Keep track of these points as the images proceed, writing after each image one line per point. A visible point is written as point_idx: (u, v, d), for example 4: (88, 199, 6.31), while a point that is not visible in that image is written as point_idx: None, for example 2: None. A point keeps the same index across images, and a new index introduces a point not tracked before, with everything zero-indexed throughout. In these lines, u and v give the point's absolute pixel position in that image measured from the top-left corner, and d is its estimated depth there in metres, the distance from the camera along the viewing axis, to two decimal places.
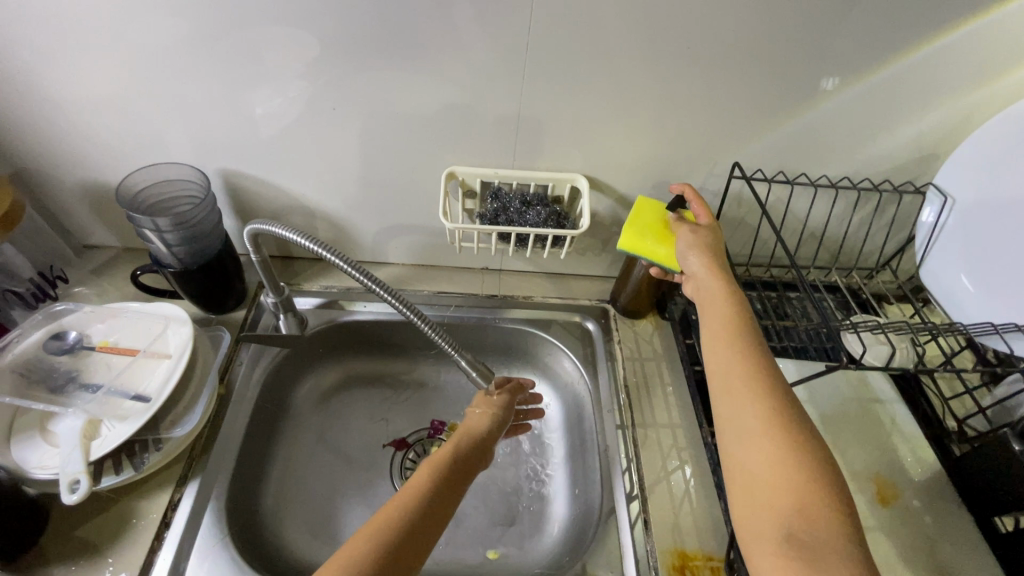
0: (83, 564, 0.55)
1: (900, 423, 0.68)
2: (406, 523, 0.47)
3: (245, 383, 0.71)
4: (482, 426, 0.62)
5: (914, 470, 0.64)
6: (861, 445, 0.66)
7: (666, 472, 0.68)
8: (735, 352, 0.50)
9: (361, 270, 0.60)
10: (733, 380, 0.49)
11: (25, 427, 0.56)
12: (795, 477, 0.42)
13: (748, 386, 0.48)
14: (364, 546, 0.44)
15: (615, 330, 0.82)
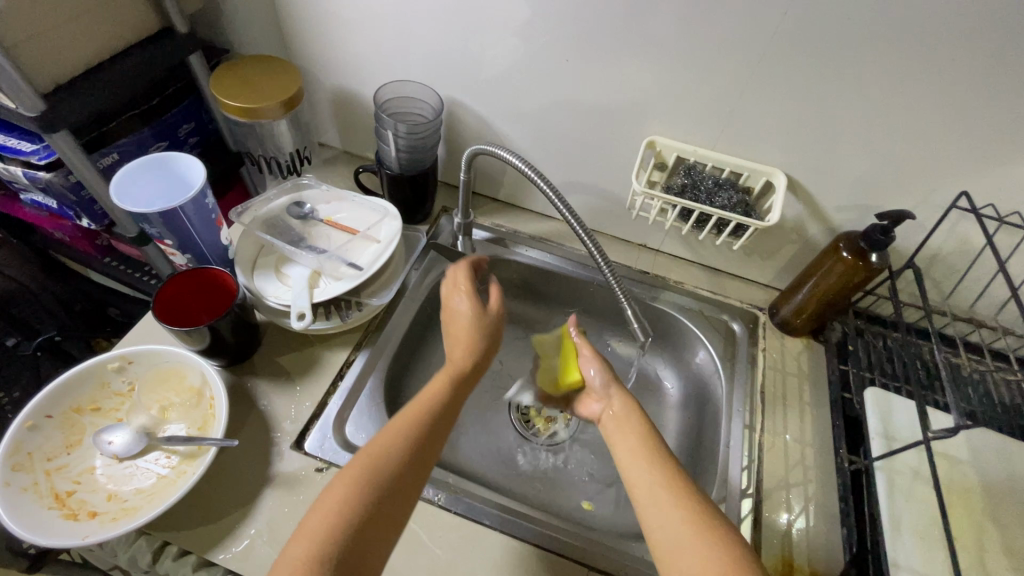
0: (281, 384, 0.67)
1: None
2: (413, 431, 0.54)
3: (417, 286, 0.80)
4: (477, 336, 0.66)
5: None
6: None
7: (786, 485, 0.66)
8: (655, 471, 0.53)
9: (560, 201, 0.68)
10: (647, 470, 0.54)
11: (265, 265, 0.69)
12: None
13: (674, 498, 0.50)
14: (384, 445, 0.52)
15: (761, 337, 0.81)
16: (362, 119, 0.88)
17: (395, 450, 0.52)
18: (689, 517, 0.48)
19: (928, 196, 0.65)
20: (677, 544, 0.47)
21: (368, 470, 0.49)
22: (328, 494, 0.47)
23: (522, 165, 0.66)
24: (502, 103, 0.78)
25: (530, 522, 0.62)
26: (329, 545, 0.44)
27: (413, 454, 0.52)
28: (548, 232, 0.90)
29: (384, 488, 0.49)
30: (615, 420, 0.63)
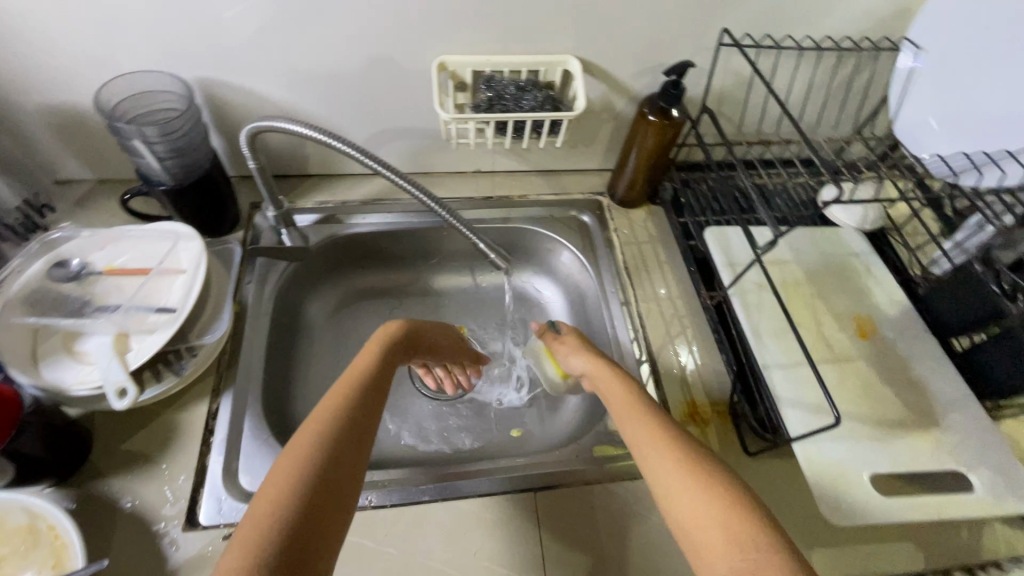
0: (138, 472, 0.57)
1: (873, 271, 0.75)
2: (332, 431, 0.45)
3: (258, 301, 0.71)
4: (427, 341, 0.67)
5: (886, 307, 0.71)
6: (841, 294, 0.72)
7: (670, 338, 0.73)
8: (637, 409, 0.53)
9: (366, 155, 0.63)
10: (624, 407, 0.54)
11: (50, 350, 0.55)
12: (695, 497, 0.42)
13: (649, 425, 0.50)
14: (312, 438, 0.43)
15: (610, 220, 0.85)
16: (98, 135, 0.71)
17: (316, 453, 0.42)
18: (675, 460, 0.45)
19: (698, 41, 0.70)
20: (671, 485, 0.44)
21: (296, 463, 0.41)
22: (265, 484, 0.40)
23: (306, 130, 0.59)
24: (266, 71, 0.67)
25: (471, 478, 0.62)
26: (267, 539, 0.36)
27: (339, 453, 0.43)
28: (378, 190, 0.83)
29: (318, 481, 0.41)
30: (604, 387, 0.60)
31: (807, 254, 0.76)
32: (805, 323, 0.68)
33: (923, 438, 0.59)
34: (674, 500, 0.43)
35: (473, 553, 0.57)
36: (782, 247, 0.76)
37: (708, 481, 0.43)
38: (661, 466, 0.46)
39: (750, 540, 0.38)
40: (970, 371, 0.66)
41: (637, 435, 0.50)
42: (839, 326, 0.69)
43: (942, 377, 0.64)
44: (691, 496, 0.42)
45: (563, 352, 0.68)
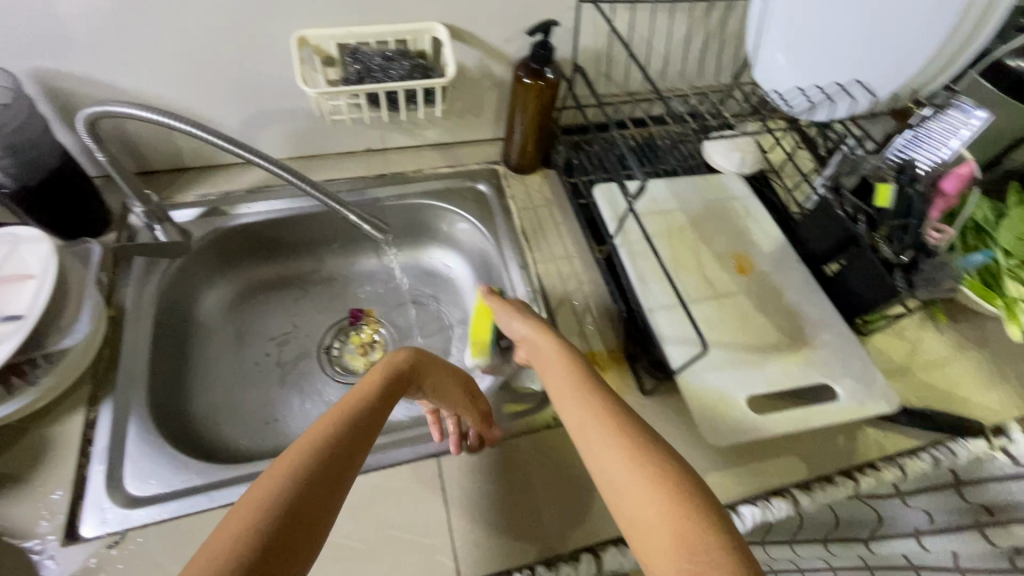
0: (8, 493, 0.53)
1: (752, 212, 0.79)
2: (294, 479, 0.40)
3: (138, 303, 0.67)
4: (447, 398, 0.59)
5: (763, 244, 0.75)
6: (721, 234, 0.76)
7: (568, 295, 0.75)
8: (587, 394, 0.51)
9: (224, 137, 0.61)
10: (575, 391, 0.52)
11: None
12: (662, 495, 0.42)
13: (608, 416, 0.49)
14: (278, 482, 0.39)
15: (506, 187, 0.86)
16: None
17: (277, 514, 0.37)
18: (635, 456, 0.44)
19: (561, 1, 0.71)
20: (626, 482, 0.44)
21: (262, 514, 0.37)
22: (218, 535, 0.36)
23: (147, 114, 0.56)
24: (111, 58, 0.63)
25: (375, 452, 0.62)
26: None
27: (298, 507, 0.38)
28: (263, 177, 0.80)
29: (280, 531, 0.37)
30: (541, 363, 0.59)
31: (688, 198, 0.80)
32: (685, 265, 0.72)
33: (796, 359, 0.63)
34: (630, 500, 0.42)
35: (380, 524, 0.57)
36: (665, 195, 0.80)
37: (676, 480, 0.42)
38: (613, 460, 0.45)
39: (711, 545, 0.38)
40: (839, 294, 0.72)
41: (587, 418, 0.49)
42: (718, 263, 0.73)
43: (813, 302, 0.69)
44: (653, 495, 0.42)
45: (502, 318, 0.65)
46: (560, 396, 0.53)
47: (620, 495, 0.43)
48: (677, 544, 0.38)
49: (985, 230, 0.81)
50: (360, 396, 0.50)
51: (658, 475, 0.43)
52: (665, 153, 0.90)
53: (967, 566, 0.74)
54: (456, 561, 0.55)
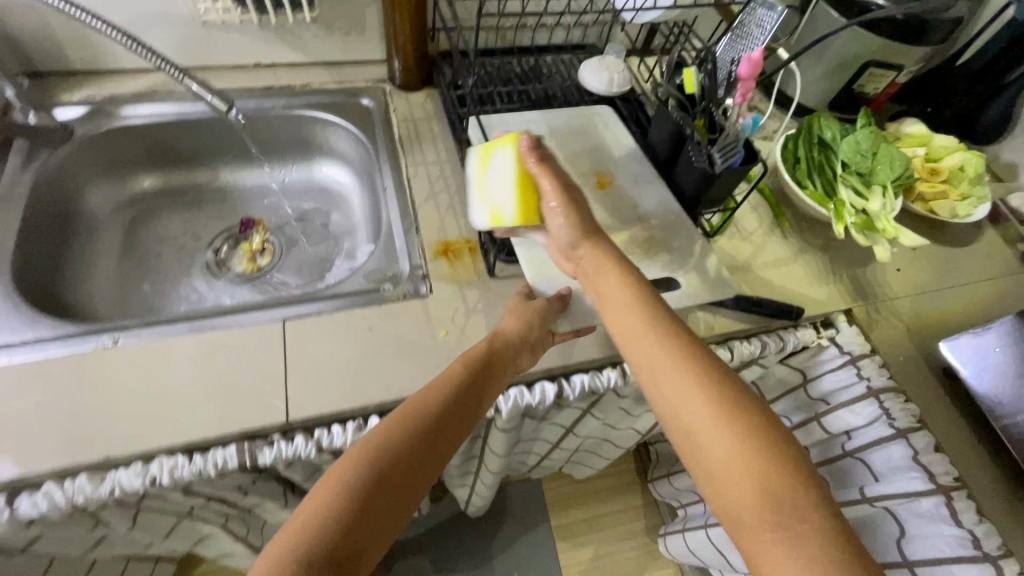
0: None
1: (613, 129, 0.85)
2: (369, 467, 0.47)
3: (12, 185, 0.71)
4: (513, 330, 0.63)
5: (615, 149, 0.82)
6: (589, 153, 0.82)
7: (434, 194, 0.81)
8: (658, 340, 0.53)
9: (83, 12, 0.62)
10: (644, 334, 0.54)
11: None
12: (747, 465, 0.45)
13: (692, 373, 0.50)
14: (348, 476, 0.46)
15: (391, 102, 0.91)
16: None
17: (341, 511, 0.44)
18: (725, 408, 0.48)
19: None
20: (705, 431, 0.47)
21: (340, 500, 0.44)
22: (304, 507, 0.44)
23: None
24: None
25: (228, 316, 0.67)
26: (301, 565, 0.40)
27: (377, 493, 0.45)
28: (152, 83, 0.84)
29: (356, 519, 0.44)
30: (601, 288, 0.60)
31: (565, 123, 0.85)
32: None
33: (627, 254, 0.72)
34: (708, 447, 0.47)
35: (221, 372, 0.62)
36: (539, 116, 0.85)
37: (760, 448, 0.46)
38: (697, 414, 0.48)
39: (796, 510, 0.42)
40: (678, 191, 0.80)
41: (660, 362, 0.52)
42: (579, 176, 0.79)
43: None
44: (734, 458, 0.45)
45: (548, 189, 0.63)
46: (628, 330, 0.56)
47: (702, 436, 0.48)
48: (763, 500, 0.43)
49: (828, 143, 0.88)
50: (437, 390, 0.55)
51: (751, 431, 0.47)
52: (546, 76, 0.95)
53: (853, 449, 0.81)
54: (286, 401, 0.61)
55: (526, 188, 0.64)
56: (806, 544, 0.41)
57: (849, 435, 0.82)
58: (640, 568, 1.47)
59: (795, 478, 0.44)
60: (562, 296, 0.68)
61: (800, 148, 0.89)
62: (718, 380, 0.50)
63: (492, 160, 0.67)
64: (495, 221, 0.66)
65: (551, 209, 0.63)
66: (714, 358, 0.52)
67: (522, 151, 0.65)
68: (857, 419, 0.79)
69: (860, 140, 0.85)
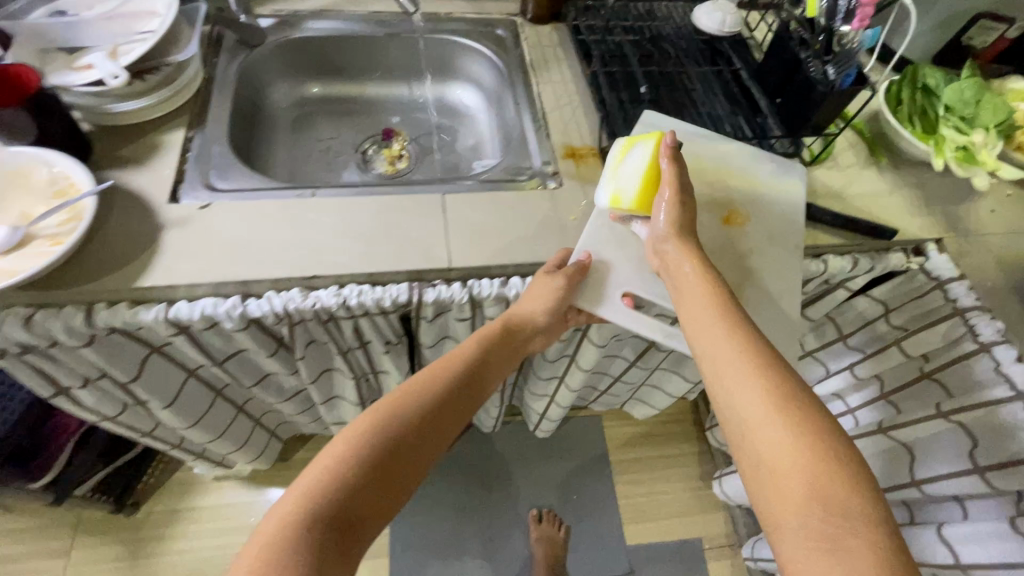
0: (130, 168, 0.73)
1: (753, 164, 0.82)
2: (365, 445, 0.54)
3: (224, 74, 0.86)
4: (530, 313, 0.71)
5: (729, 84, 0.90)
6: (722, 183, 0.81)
7: (561, 108, 0.91)
8: (728, 337, 0.56)
9: None
10: (718, 331, 0.57)
11: (56, 66, 0.70)
12: (799, 461, 0.47)
13: (754, 370, 0.53)
14: (366, 439, 0.55)
15: (522, 32, 1.02)
16: None
17: (355, 463, 0.52)
18: (777, 406, 0.50)
19: None
20: (760, 423, 0.50)
21: (354, 451, 0.53)
22: (328, 451, 0.53)
23: None
24: None
25: (394, 188, 0.80)
26: (316, 505, 0.48)
27: (391, 457, 0.54)
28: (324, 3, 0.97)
29: (364, 476, 0.52)
30: (681, 287, 0.63)
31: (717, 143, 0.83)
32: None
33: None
34: (761, 441, 0.49)
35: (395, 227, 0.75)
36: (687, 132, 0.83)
37: (816, 449, 0.47)
38: (752, 411, 0.51)
39: (841, 512, 0.44)
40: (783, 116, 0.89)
41: (726, 356, 0.55)
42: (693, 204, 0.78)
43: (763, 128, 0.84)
44: (786, 455, 0.47)
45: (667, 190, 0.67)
46: (700, 329, 0.58)
47: (753, 434, 0.50)
48: (812, 495, 0.45)
49: (932, 90, 0.93)
50: (451, 368, 0.66)
51: (807, 433, 0.48)
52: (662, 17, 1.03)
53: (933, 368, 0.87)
54: (448, 254, 0.73)
55: (648, 182, 0.69)
56: (843, 552, 0.42)
57: (931, 356, 0.88)
58: (695, 507, 1.54)
59: (851, 478, 0.46)
60: (584, 265, 0.71)
61: (904, 91, 0.94)
62: (779, 382, 0.51)
63: (629, 154, 0.72)
64: (615, 202, 0.70)
65: (664, 203, 0.68)
66: (784, 363, 0.53)
67: (660, 150, 0.69)
68: (940, 339, 0.85)
69: (964, 90, 0.88)
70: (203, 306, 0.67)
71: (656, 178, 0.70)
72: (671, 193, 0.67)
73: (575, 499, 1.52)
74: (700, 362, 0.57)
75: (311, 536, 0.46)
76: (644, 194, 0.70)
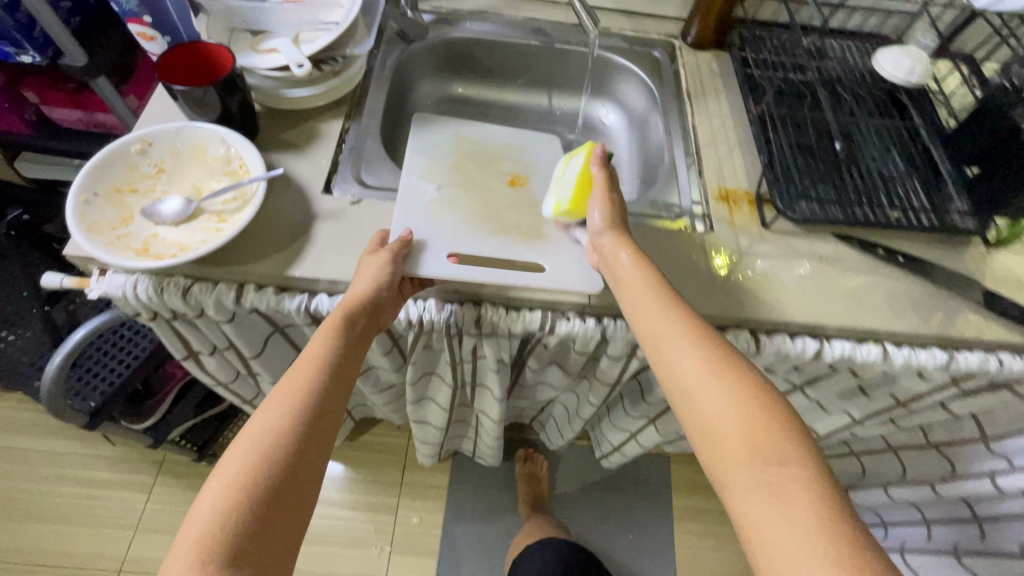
0: (291, 152, 0.75)
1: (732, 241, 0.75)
2: (261, 456, 0.48)
3: (384, 66, 0.87)
4: (372, 289, 0.61)
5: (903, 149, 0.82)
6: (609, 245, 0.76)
7: (716, 145, 0.85)
8: (662, 313, 0.57)
9: None
10: (655, 308, 0.58)
11: (242, 45, 0.72)
12: (745, 417, 0.49)
13: (693, 345, 0.55)
14: (262, 445, 0.48)
15: (680, 56, 0.97)
16: None
17: (258, 477, 0.46)
18: (717, 372, 0.52)
19: None
20: (704, 387, 0.52)
21: (259, 462, 0.47)
22: (216, 477, 0.46)
23: None
24: None
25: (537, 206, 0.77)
26: (220, 536, 0.43)
27: (293, 457, 0.49)
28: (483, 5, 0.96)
29: (268, 485, 0.46)
30: (618, 271, 0.62)
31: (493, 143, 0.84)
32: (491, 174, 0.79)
33: (528, 243, 0.71)
34: (708, 405, 0.51)
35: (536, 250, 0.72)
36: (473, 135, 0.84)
37: (755, 404, 0.50)
38: (700, 387, 0.52)
39: (787, 457, 0.47)
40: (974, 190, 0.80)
41: (670, 331, 0.56)
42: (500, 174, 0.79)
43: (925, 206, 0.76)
44: (735, 418, 0.49)
45: (598, 194, 0.67)
46: (638, 310, 0.59)
47: (700, 402, 0.52)
48: (755, 449, 0.48)
49: None
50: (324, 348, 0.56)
51: (747, 393, 0.51)
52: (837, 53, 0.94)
53: None
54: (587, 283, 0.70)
55: (580, 187, 0.69)
56: (792, 494, 0.44)
57: None
58: None
59: (789, 432, 0.48)
60: (406, 239, 0.66)
61: None
62: (712, 349, 0.54)
63: (567, 164, 0.73)
64: (554, 209, 0.70)
65: (596, 204, 0.67)
66: (712, 331, 0.56)
67: (593, 157, 0.69)
68: None
69: None
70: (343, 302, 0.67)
71: (586, 183, 0.69)
72: (602, 184, 0.67)
73: (631, 539, 1.46)
74: (644, 338, 0.58)
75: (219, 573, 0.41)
76: (579, 200, 0.69)
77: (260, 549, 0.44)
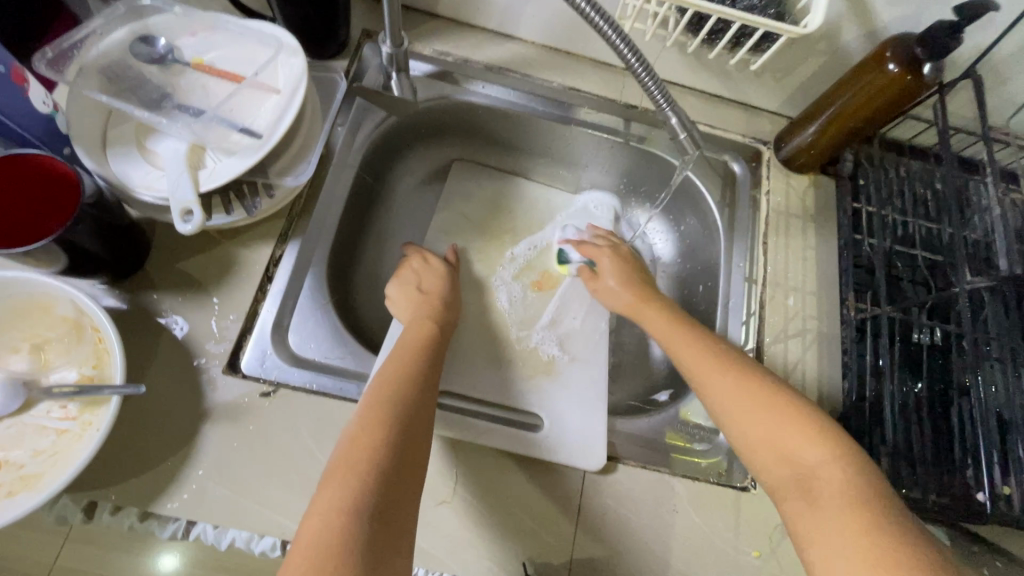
0: (189, 296, 0.53)
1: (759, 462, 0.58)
2: (388, 407, 0.45)
3: (347, 149, 0.61)
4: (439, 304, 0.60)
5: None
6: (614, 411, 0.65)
7: (786, 338, 0.62)
8: (699, 356, 0.53)
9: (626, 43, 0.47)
10: (691, 348, 0.54)
11: (120, 140, 0.48)
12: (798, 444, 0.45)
13: (735, 380, 0.50)
14: (386, 400, 0.46)
15: (765, 178, 0.69)
16: None
17: (389, 427, 0.43)
18: (762, 400, 0.48)
19: None
20: (747, 414, 0.48)
21: (387, 417, 0.44)
22: (348, 437, 0.43)
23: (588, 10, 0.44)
24: None
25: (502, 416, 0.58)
26: (362, 485, 0.39)
27: (414, 407, 0.46)
28: (508, 58, 0.68)
29: (400, 436, 0.43)
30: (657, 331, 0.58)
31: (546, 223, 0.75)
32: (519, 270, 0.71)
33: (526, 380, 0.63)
34: (768, 444, 0.46)
35: (504, 496, 0.52)
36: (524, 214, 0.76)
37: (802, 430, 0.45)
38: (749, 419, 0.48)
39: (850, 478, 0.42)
40: None
41: (710, 366, 0.52)
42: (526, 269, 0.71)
43: None
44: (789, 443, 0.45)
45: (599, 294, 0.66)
46: (678, 348, 0.55)
47: (752, 442, 0.47)
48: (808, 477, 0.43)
49: None
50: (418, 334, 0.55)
51: (789, 417, 0.47)
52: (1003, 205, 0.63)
53: None
54: (572, 547, 0.51)
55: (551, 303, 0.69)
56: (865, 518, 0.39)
57: None
58: None
59: (840, 450, 0.44)
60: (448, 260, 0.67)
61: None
62: (750, 378, 0.50)
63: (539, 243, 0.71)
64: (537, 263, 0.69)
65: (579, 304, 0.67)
66: (748, 363, 0.52)
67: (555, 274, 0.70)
68: None
69: None
70: (232, 538, 0.47)
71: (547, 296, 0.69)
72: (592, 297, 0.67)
73: None
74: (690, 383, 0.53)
75: (363, 524, 0.37)
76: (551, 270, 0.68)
77: (392, 494, 0.40)
